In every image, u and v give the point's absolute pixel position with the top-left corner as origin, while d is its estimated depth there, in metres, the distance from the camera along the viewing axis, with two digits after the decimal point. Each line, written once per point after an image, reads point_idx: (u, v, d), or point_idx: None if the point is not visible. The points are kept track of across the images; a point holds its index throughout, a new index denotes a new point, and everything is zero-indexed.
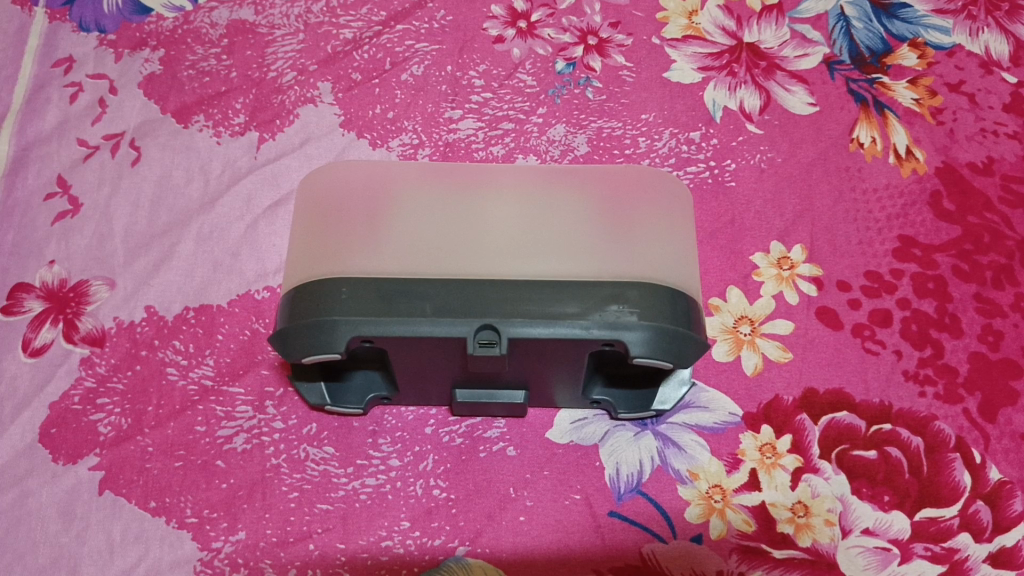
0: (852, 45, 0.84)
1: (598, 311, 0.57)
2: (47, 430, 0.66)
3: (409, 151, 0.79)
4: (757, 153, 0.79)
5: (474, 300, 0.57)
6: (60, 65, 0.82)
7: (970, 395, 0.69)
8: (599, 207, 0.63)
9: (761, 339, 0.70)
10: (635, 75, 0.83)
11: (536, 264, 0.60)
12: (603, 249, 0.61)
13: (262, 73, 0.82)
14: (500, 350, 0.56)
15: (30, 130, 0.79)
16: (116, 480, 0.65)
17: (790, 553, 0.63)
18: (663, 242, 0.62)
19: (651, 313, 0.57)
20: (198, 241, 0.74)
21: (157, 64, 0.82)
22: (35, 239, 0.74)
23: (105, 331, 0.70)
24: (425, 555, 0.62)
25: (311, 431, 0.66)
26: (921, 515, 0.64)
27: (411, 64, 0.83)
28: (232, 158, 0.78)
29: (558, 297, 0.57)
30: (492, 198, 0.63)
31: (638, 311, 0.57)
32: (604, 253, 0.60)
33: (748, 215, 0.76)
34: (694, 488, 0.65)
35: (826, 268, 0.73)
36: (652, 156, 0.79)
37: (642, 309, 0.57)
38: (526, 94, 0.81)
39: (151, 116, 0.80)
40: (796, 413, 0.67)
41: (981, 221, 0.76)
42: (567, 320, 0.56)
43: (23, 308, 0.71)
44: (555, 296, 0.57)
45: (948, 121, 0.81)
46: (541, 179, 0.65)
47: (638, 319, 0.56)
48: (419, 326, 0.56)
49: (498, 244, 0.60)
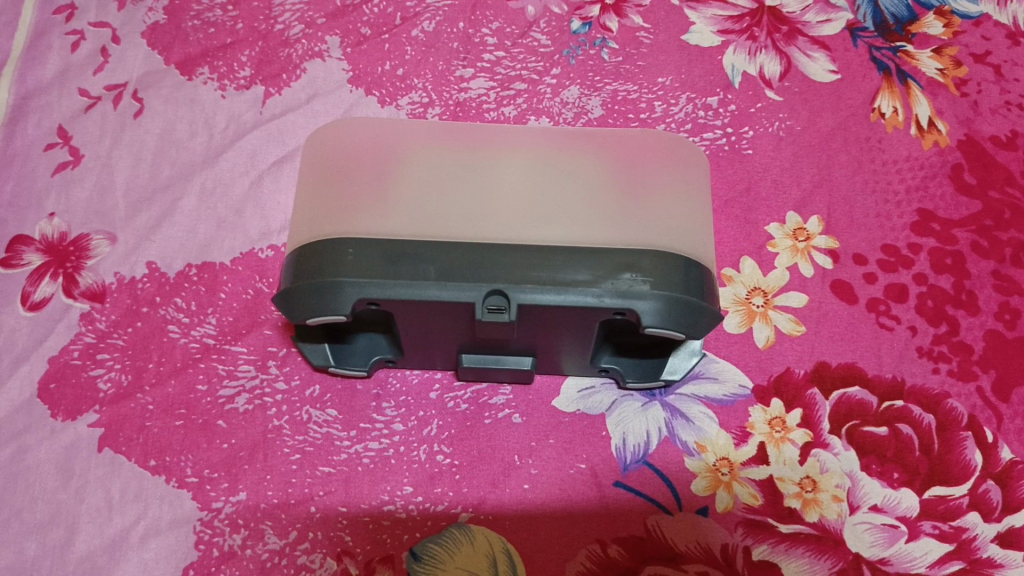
0: (877, 11, 0.82)
1: (611, 279, 0.55)
2: (46, 384, 0.65)
3: (419, 109, 0.77)
4: (776, 120, 0.77)
5: (483, 265, 0.55)
6: (61, 12, 0.79)
7: (984, 373, 0.68)
8: (614, 173, 0.62)
9: (773, 311, 0.69)
10: (653, 36, 0.81)
11: (547, 230, 0.58)
12: (615, 216, 0.59)
13: (268, 25, 0.79)
14: (509, 316, 0.55)
15: (31, 77, 0.77)
16: (116, 437, 0.64)
17: (797, 528, 0.62)
18: (678, 210, 0.60)
19: (664, 284, 0.55)
20: (202, 197, 0.72)
21: (161, 14, 0.80)
22: (34, 191, 0.72)
23: (105, 286, 0.69)
24: (428, 521, 0.62)
25: (314, 393, 0.65)
26: (930, 493, 0.63)
27: (422, 19, 0.81)
28: (237, 112, 0.76)
29: (568, 264, 0.56)
30: (504, 159, 0.62)
31: (651, 280, 0.55)
32: (617, 220, 0.59)
33: (764, 185, 0.74)
34: (701, 460, 0.64)
35: (842, 240, 0.72)
36: (668, 120, 0.77)
37: (656, 278, 0.55)
38: (540, 53, 0.79)
39: (154, 67, 0.77)
40: (806, 387, 0.66)
41: (1002, 196, 0.74)
42: (578, 288, 0.55)
43: (23, 261, 0.70)
44: (567, 264, 0.56)
45: (973, 93, 0.79)
46: (552, 142, 0.64)
47: (651, 288, 0.55)
48: (426, 289, 0.54)
49: (508, 208, 0.59)
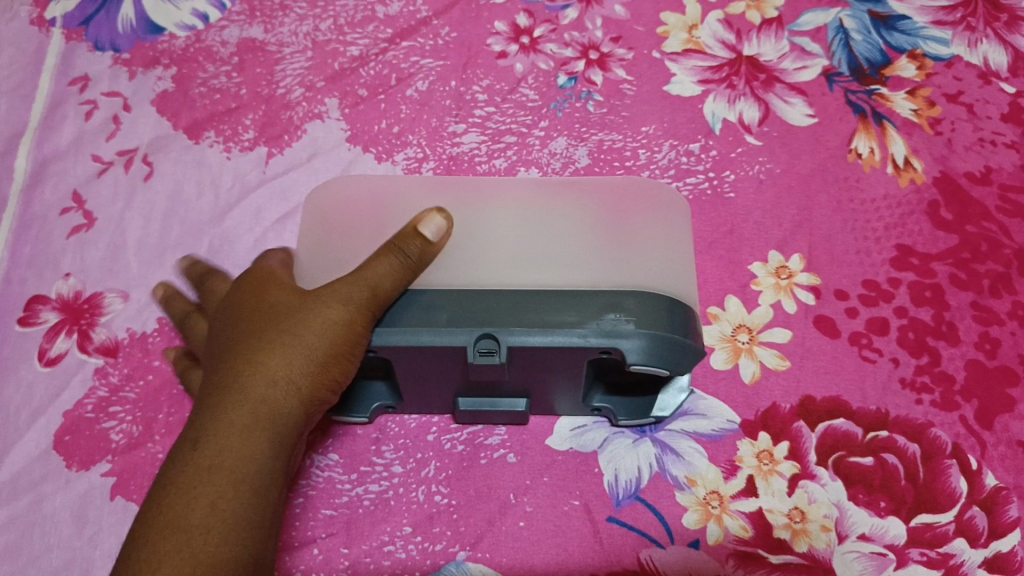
0: (851, 56, 0.85)
1: (596, 319, 0.58)
2: (61, 437, 0.68)
3: (414, 164, 0.80)
4: (756, 163, 0.80)
5: (474, 310, 0.58)
6: (76, 83, 0.84)
7: (966, 402, 0.70)
8: (600, 219, 0.65)
9: (759, 347, 0.71)
10: (636, 88, 0.84)
11: (536, 278, 0.61)
12: (599, 260, 0.62)
13: (271, 89, 0.84)
14: (500, 358, 0.57)
15: (47, 145, 0.81)
16: (127, 486, 0.67)
17: (787, 558, 0.64)
18: (659, 255, 0.63)
19: (647, 322, 0.58)
20: (209, 254, 0.76)
21: (170, 82, 0.84)
22: (51, 252, 0.76)
23: (118, 341, 0.72)
24: (427, 560, 0.64)
25: (316, 438, 0.68)
26: (917, 521, 0.65)
27: (416, 79, 0.85)
28: (242, 172, 0.80)
29: (555, 307, 0.58)
30: (493, 211, 0.65)
31: (634, 320, 0.58)
32: (601, 266, 0.62)
33: (747, 226, 0.77)
34: (692, 494, 0.66)
35: (824, 277, 0.74)
36: (652, 167, 0.80)
37: (639, 318, 0.58)
38: (528, 107, 0.83)
39: (164, 132, 0.82)
40: (793, 420, 0.68)
41: (979, 229, 0.77)
42: (565, 329, 0.57)
43: (40, 319, 0.73)
44: (554, 307, 0.58)
45: (947, 131, 0.82)
46: (539, 191, 0.67)
47: (634, 327, 0.57)
48: (419, 334, 0.57)
49: (497, 259, 0.62)
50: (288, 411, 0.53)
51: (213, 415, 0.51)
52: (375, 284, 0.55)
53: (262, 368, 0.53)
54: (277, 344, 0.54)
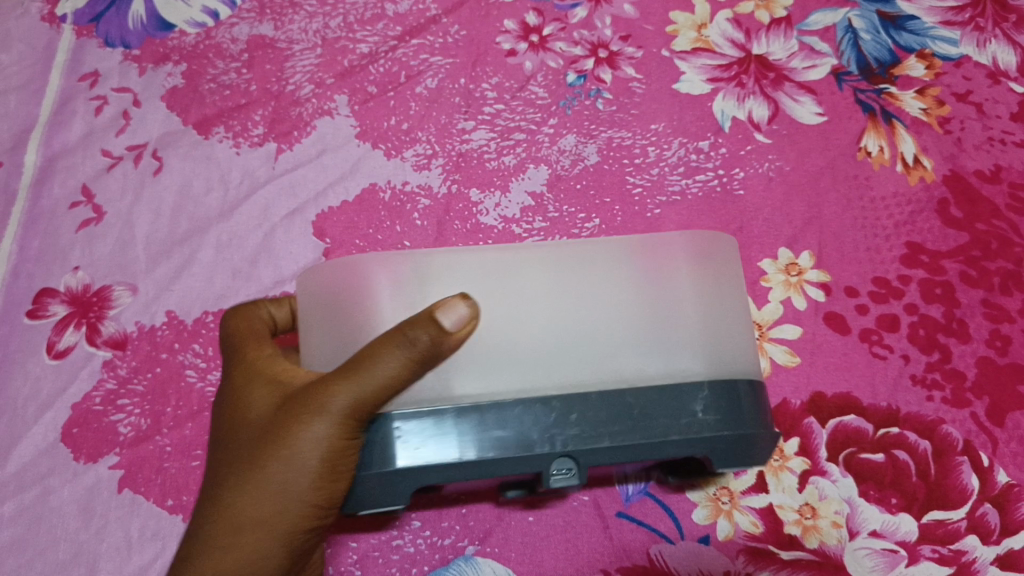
0: (860, 56, 0.85)
1: (677, 420, 0.54)
2: (69, 429, 0.69)
3: (423, 160, 0.80)
4: (765, 161, 0.80)
5: (546, 431, 0.53)
6: (86, 79, 0.84)
7: (978, 399, 0.69)
8: (651, 281, 0.56)
9: (769, 343, 0.71)
10: (645, 86, 0.84)
11: (598, 374, 0.54)
12: (660, 339, 0.55)
13: (281, 86, 0.84)
14: (580, 477, 0.54)
15: (57, 140, 0.81)
16: (135, 479, 0.67)
17: (798, 554, 0.63)
18: (718, 319, 0.57)
19: (727, 417, 0.55)
20: (218, 249, 0.76)
21: (180, 78, 0.84)
22: (59, 247, 0.77)
23: (127, 334, 0.72)
24: (436, 554, 0.64)
25: None
26: (929, 518, 0.65)
27: (425, 77, 0.84)
28: (251, 168, 0.80)
29: (632, 412, 0.54)
30: (530, 293, 0.55)
31: (715, 414, 0.54)
32: (665, 344, 0.55)
33: (756, 223, 0.77)
34: (702, 490, 0.66)
35: (834, 274, 0.74)
36: (662, 164, 0.80)
37: (719, 412, 0.54)
38: (537, 105, 0.83)
39: (173, 128, 0.82)
40: (804, 416, 0.68)
41: (989, 227, 0.76)
42: (647, 438, 0.53)
43: (48, 313, 0.74)
44: (630, 411, 0.54)
45: (956, 130, 0.82)
46: (578, 269, 0.56)
47: (717, 425, 0.54)
48: (491, 469, 0.53)
49: (551, 354, 0.54)
50: (265, 550, 0.51)
51: (188, 563, 0.52)
52: (375, 384, 0.50)
53: (237, 502, 0.51)
54: (248, 480, 0.52)
